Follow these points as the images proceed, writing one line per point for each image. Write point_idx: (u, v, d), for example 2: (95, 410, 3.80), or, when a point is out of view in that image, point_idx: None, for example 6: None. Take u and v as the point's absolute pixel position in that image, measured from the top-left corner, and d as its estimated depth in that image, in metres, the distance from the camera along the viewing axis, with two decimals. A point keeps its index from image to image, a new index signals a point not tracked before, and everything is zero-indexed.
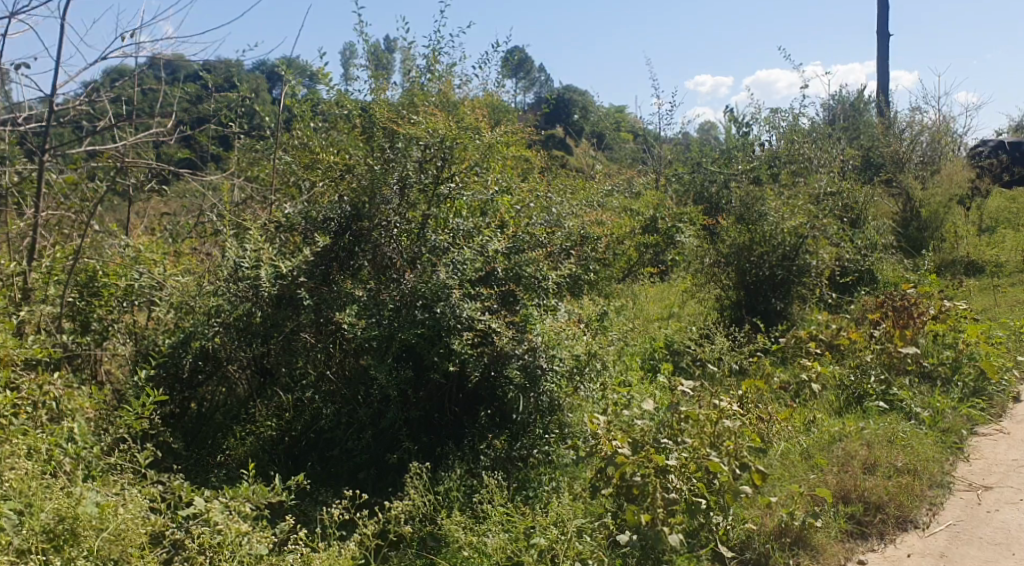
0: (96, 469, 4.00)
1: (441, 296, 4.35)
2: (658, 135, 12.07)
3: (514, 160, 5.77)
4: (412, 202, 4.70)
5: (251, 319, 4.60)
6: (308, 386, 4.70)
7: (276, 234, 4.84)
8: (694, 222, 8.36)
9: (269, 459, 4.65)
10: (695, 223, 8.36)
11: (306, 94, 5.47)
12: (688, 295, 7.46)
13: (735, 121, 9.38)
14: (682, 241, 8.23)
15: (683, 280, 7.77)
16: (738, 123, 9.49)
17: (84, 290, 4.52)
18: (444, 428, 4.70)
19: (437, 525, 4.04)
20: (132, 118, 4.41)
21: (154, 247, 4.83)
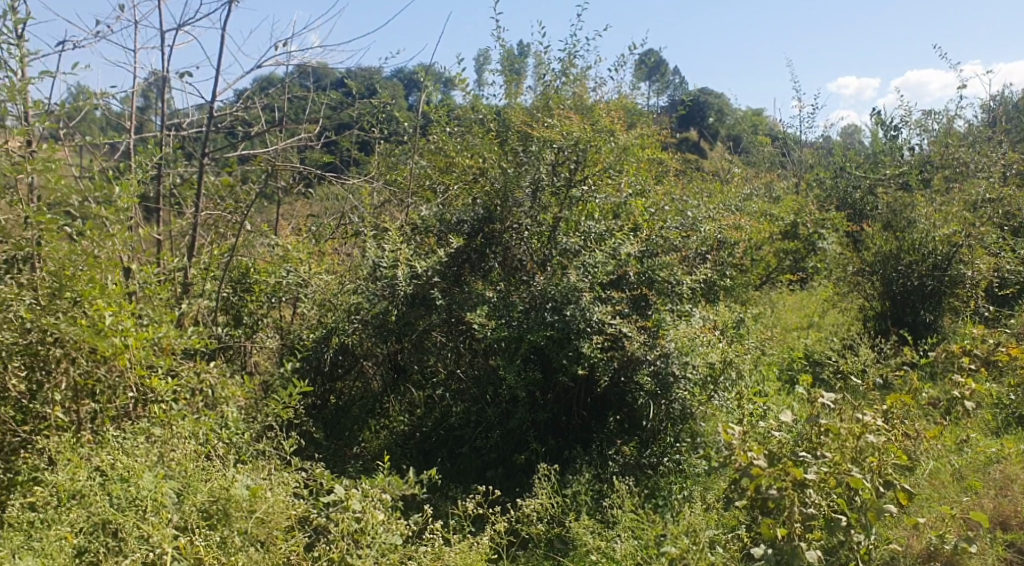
0: (246, 455, 4.26)
1: (571, 299, 4.34)
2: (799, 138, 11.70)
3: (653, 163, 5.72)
4: (545, 205, 4.73)
5: (386, 317, 4.77)
6: (438, 384, 4.86)
7: (412, 235, 4.98)
8: (839, 228, 7.79)
9: (402, 453, 4.81)
10: (840, 229, 7.79)
11: (442, 100, 5.62)
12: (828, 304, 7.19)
13: (882, 124, 8.97)
14: (824, 249, 7.66)
15: (824, 290, 7.64)
16: (886, 126, 9.07)
17: (237, 286, 4.89)
18: (572, 431, 4.70)
19: (565, 527, 4.04)
20: (283, 124, 4.67)
21: (301, 247, 5.07)
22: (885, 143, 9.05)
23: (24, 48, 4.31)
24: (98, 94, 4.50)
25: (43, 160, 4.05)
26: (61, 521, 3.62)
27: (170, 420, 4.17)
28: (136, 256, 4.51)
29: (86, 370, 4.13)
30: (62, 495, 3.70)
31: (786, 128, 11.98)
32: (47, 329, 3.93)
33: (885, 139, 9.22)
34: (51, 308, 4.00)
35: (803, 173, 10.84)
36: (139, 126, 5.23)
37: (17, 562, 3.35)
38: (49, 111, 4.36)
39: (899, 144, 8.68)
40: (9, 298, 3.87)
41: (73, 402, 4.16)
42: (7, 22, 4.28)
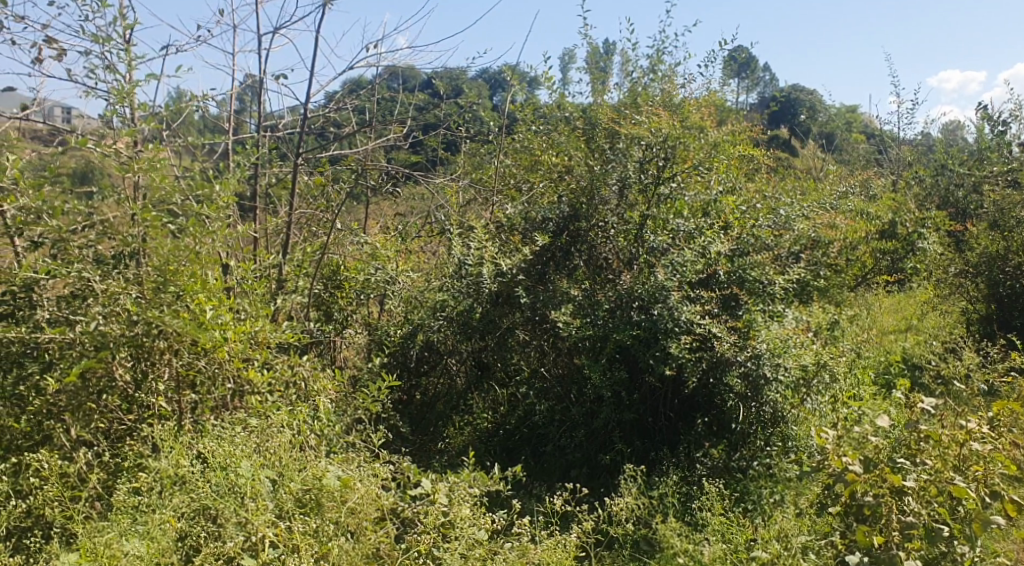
0: (336, 446, 4.39)
1: (659, 298, 4.30)
2: (896, 135, 11.31)
3: (745, 160, 5.63)
4: (631, 203, 4.73)
5: (471, 314, 4.81)
6: (522, 382, 4.88)
7: (497, 233, 5.03)
8: (941, 227, 7.73)
9: (486, 449, 4.83)
10: (941, 229, 7.74)
11: (526, 99, 5.60)
12: (928, 306, 6.90)
13: (988, 119, 8.60)
14: (927, 249, 7.58)
15: (924, 291, 7.37)
16: (993, 121, 8.67)
17: (329, 282, 5.00)
18: (659, 433, 4.65)
19: (652, 529, 3.98)
20: (373, 125, 4.77)
21: (389, 245, 5.19)
22: (993, 140, 8.70)
23: (132, 54, 4.51)
24: (199, 97, 4.68)
25: (149, 160, 4.24)
26: (164, 505, 3.77)
27: (266, 411, 4.35)
28: (234, 253, 4.68)
29: (187, 361, 4.32)
30: (166, 481, 3.88)
31: (881, 124, 11.60)
32: (153, 321, 4.11)
33: (992, 135, 8.85)
34: (156, 301, 4.18)
35: (901, 171, 10.47)
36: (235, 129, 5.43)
37: (125, 544, 3.51)
38: (154, 114, 4.56)
39: (1008, 142, 8.38)
40: (118, 292, 4.09)
41: (175, 391, 4.35)
42: (116, 29, 4.48)
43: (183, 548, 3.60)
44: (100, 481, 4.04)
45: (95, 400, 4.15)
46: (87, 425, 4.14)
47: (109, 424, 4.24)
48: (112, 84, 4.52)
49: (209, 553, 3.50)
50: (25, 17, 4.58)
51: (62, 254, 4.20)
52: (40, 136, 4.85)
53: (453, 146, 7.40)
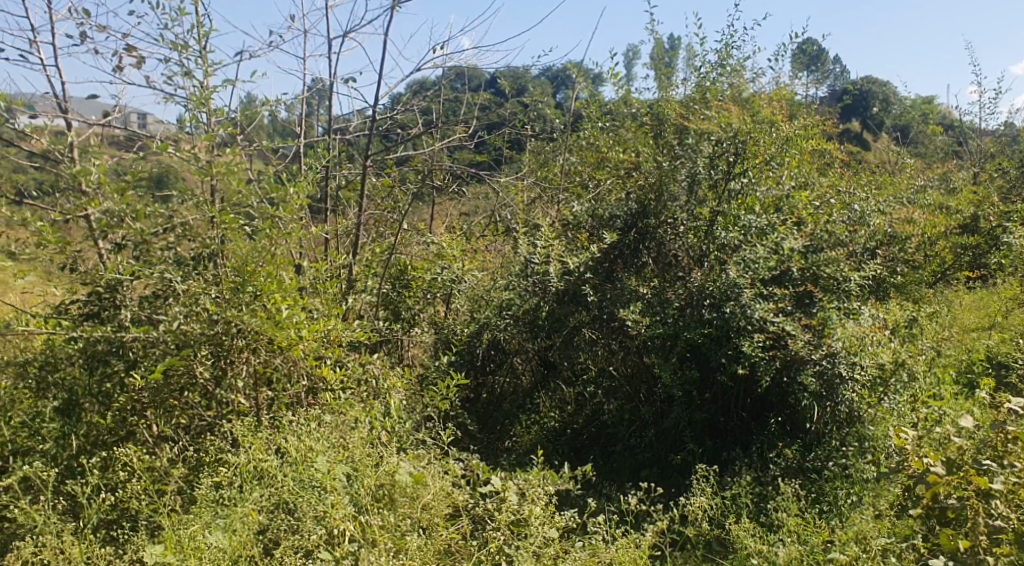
0: (407, 443, 4.45)
1: (731, 296, 4.27)
2: (975, 126, 10.94)
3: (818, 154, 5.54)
4: (701, 198, 4.73)
5: (537, 314, 4.82)
6: (590, 381, 4.92)
7: (563, 231, 5.03)
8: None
9: (553, 449, 4.82)
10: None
11: (590, 97, 5.59)
12: (1013, 302, 6.66)
13: None
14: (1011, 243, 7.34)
15: (1008, 287, 7.11)
16: None
17: (397, 282, 5.14)
18: (731, 433, 4.59)
19: (725, 530, 3.93)
20: (439, 126, 4.81)
21: (455, 244, 5.28)
22: None
23: (208, 60, 4.63)
24: (272, 102, 4.80)
25: (227, 164, 4.38)
26: (245, 499, 3.90)
27: (339, 408, 4.48)
28: (306, 253, 4.81)
29: (264, 358, 4.46)
30: (246, 475, 4.01)
31: (958, 114, 11.23)
32: (232, 321, 4.26)
33: None
34: (234, 301, 4.35)
35: (982, 163, 10.11)
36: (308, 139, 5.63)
37: (209, 536, 3.63)
38: (230, 119, 4.68)
39: None
40: (198, 291, 4.28)
41: (252, 388, 4.49)
42: (194, 36, 4.60)
43: (263, 541, 3.72)
44: (182, 475, 4.15)
45: (178, 396, 4.36)
46: (168, 422, 4.34)
47: (190, 420, 4.42)
48: (190, 90, 4.65)
49: (290, 546, 3.63)
50: (107, 26, 4.74)
51: (145, 256, 4.44)
52: (119, 142, 5.01)
53: (518, 144, 7.43)
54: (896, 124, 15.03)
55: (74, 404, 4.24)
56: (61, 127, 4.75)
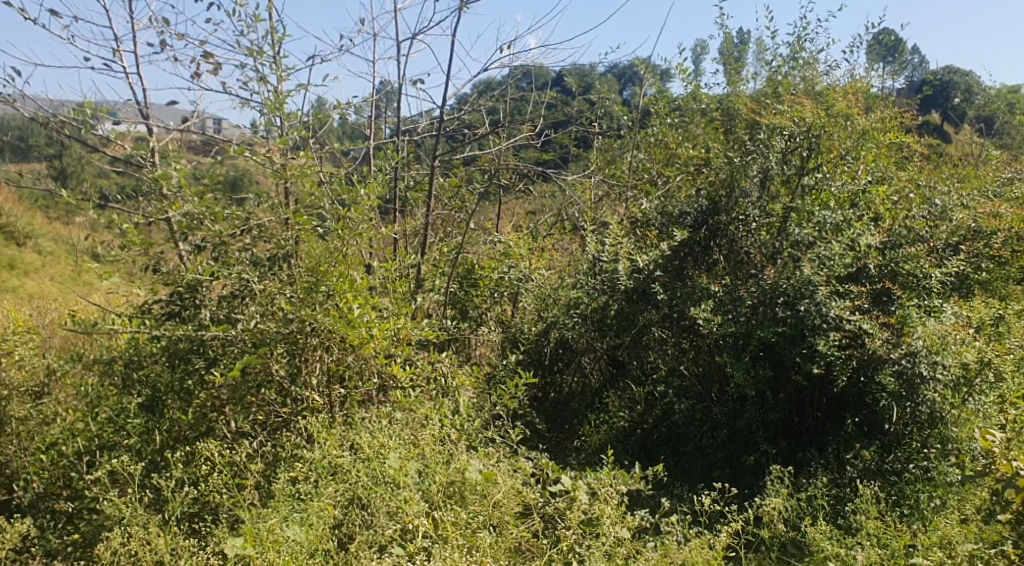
0: (477, 441, 4.48)
1: (806, 294, 4.20)
2: None
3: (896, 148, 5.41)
4: (774, 194, 4.66)
5: (607, 311, 4.85)
6: (659, 380, 4.88)
7: (632, 229, 5.02)
8: None
9: (623, 449, 4.78)
10: None
11: (658, 93, 5.56)
12: None
13: None
14: None
15: None
16: None
17: (464, 281, 5.20)
18: (805, 433, 4.51)
19: (801, 532, 3.86)
20: (506, 125, 4.85)
21: (523, 243, 5.32)
22: None
23: (282, 66, 4.74)
24: (343, 105, 4.90)
25: (301, 167, 4.51)
26: (319, 493, 3.96)
27: (409, 405, 4.53)
28: (376, 253, 4.89)
29: (337, 357, 4.58)
30: (321, 470, 4.09)
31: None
32: (306, 319, 4.38)
33: None
34: (308, 300, 4.47)
35: None
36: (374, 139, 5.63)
37: (286, 530, 3.71)
38: (303, 123, 4.79)
39: None
40: (274, 291, 4.46)
41: (326, 386, 4.59)
42: (269, 43, 4.72)
43: (338, 536, 3.80)
44: (260, 470, 4.26)
45: (255, 393, 4.48)
46: (246, 417, 4.49)
47: (266, 416, 4.55)
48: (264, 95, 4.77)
49: (364, 541, 3.71)
50: (185, 34, 4.90)
51: (223, 256, 4.60)
52: (196, 147, 5.18)
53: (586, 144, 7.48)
54: (974, 115, 14.50)
55: (158, 400, 4.49)
56: (142, 132, 4.94)
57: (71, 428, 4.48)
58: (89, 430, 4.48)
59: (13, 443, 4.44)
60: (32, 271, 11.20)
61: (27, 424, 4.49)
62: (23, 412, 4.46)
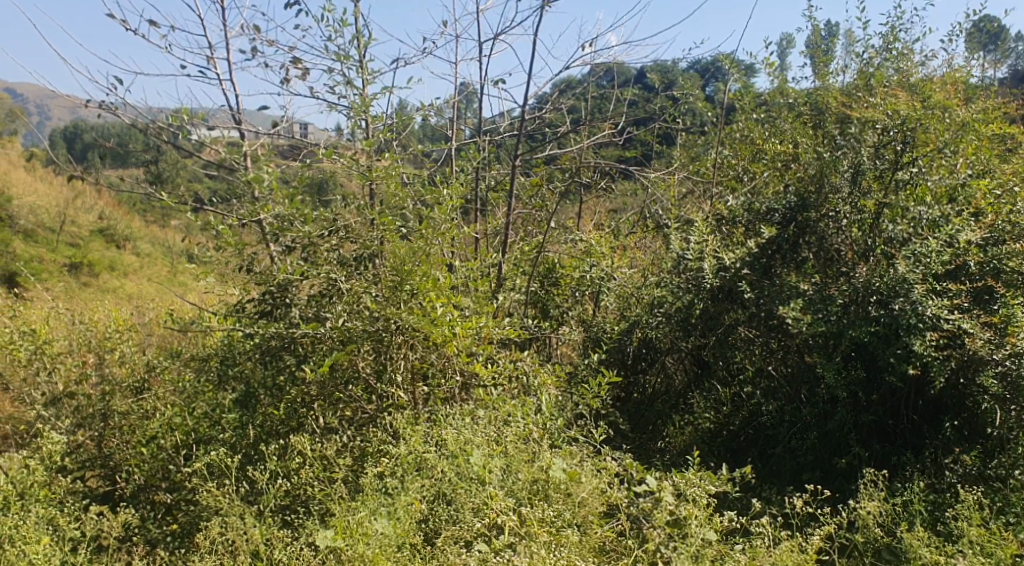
0: (560, 440, 4.47)
1: (900, 292, 4.08)
2: None
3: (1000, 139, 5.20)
4: (865, 191, 4.51)
5: (691, 310, 4.77)
6: (746, 381, 4.78)
7: (718, 226, 4.99)
8: None
9: (709, 451, 4.74)
10: None
11: (743, 89, 5.50)
12: None
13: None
14: None
15: None
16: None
17: (545, 280, 5.24)
18: (901, 436, 4.37)
19: (897, 538, 3.73)
20: (586, 123, 4.85)
21: (604, 241, 5.31)
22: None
23: (368, 69, 4.84)
24: (426, 107, 4.98)
25: (386, 168, 4.59)
26: (406, 489, 4.03)
27: (492, 402, 4.57)
28: (459, 252, 4.95)
29: (421, 354, 4.68)
30: (407, 466, 4.16)
31: None
32: (391, 318, 4.53)
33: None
34: (394, 299, 4.61)
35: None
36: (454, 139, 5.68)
37: (375, 523, 3.79)
38: (388, 125, 4.88)
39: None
40: (360, 290, 4.58)
41: (410, 383, 4.69)
42: (355, 47, 4.82)
43: (425, 531, 3.87)
44: (349, 465, 4.37)
45: (343, 389, 4.65)
46: (334, 414, 4.65)
47: (352, 412, 4.70)
48: (351, 99, 4.88)
49: (450, 536, 3.77)
50: (275, 41, 5.04)
51: (313, 256, 4.77)
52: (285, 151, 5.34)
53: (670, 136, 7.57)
54: None
55: (251, 395, 4.71)
56: (234, 137, 5.13)
57: (168, 422, 4.64)
58: (185, 424, 4.66)
59: (116, 436, 4.66)
60: (131, 272, 11.74)
61: (129, 418, 4.68)
62: (123, 407, 4.68)
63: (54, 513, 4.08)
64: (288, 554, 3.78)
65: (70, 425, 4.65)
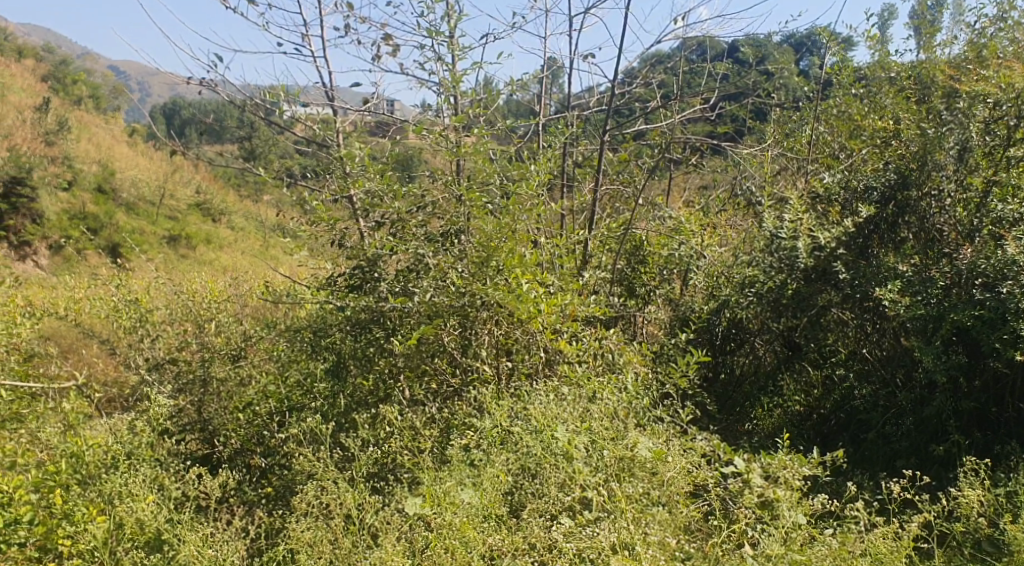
0: (646, 419, 4.44)
1: (1009, 275, 3.94)
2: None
3: None
4: (972, 167, 4.40)
5: (783, 291, 4.65)
6: (840, 364, 4.75)
7: (813, 205, 4.88)
8: None
9: (799, 434, 4.70)
10: None
11: (840, 62, 5.42)
12: None
13: None
14: None
15: None
16: None
17: (631, 258, 5.21)
18: (1005, 425, 4.20)
19: (999, 530, 3.60)
20: (678, 97, 4.80)
21: (694, 219, 5.25)
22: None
23: (458, 45, 4.86)
24: (517, 82, 4.98)
25: (475, 144, 4.64)
26: (492, 461, 4.10)
27: (577, 380, 4.55)
28: (546, 229, 4.98)
29: (506, 330, 4.72)
30: (493, 438, 4.23)
31: None
32: (477, 293, 4.56)
33: None
34: (480, 274, 4.66)
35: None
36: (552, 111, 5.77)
37: (461, 493, 3.88)
38: (478, 100, 4.90)
39: None
40: (447, 266, 4.69)
41: (495, 357, 4.77)
42: (446, 23, 4.84)
43: (511, 502, 3.94)
44: (436, 437, 4.46)
45: (429, 361, 4.77)
46: (422, 385, 4.80)
47: (439, 385, 4.80)
48: (442, 75, 4.91)
49: (535, 509, 3.81)
50: (367, 17, 5.09)
51: (401, 232, 4.88)
52: (377, 128, 5.44)
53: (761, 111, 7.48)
54: None
55: (341, 365, 4.89)
56: (328, 114, 5.24)
57: (264, 390, 4.85)
58: (279, 392, 4.86)
59: (215, 402, 4.83)
60: (227, 246, 12.15)
61: (227, 385, 4.87)
62: (223, 374, 4.86)
63: (159, 473, 4.28)
64: (379, 519, 3.91)
65: (173, 390, 4.80)
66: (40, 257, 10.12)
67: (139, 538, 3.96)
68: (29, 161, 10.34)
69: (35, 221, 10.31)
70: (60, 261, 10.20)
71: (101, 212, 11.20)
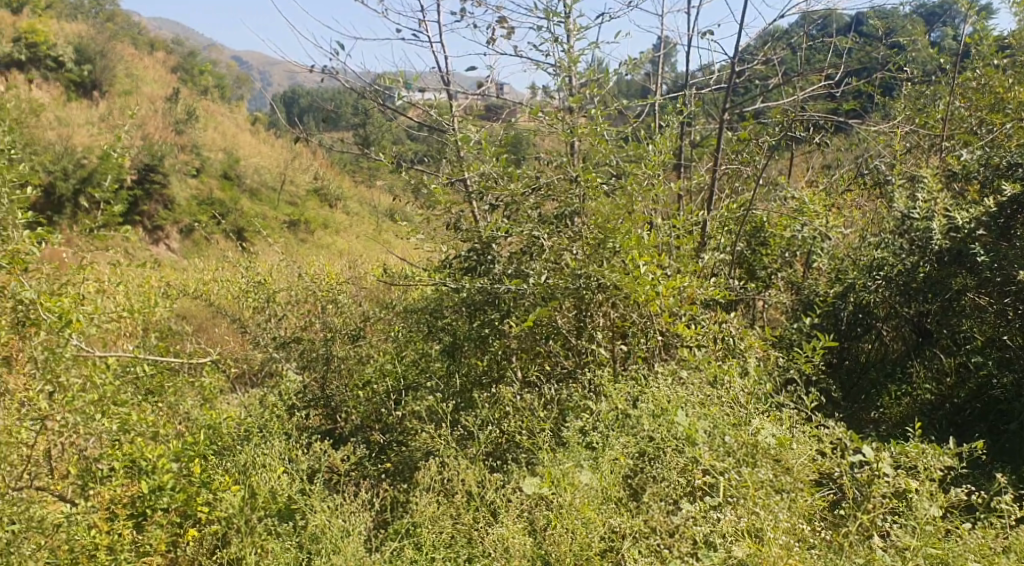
0: (768, 405, 4.35)
1: None
2: None
3: None
4: None
5: (914, 275, 4.53)
6: (975, 351, 4.44)
7: (949, 182, 4.79)
8: None
9: (930, 423, 4.46)
10: None
11: (982, 32, 5.17)
12: None
13: None
14: None
15: None
16: None
17: (753, 240, 5.15)
18: None
19: None
20: (801, 73, 4.63)
21: (819, 200, 5.10)
22: None
23: (575, 25, 4.82)
24: (634, 62, 4.90)
25: (591, 125, 4.61)
26: (611, 443, 4.08)
27: (696, 364, 4.49)
28: (660, 209, 4.86)
29: (622, 313, 4.69)
30: (611, 421, 4.21)
31: None
32: (593, 275, 4.49)
33: None
34: (597, 256, 4.61)
35: None
36: (669, 91, 5.69)
37: (581, 474, 3.86)
38: (595, 80, 4.86)
39: None
40: (562, 247, 4.67)
41: (611, 340, 4.76)
42: (563, 3, 4.81)
43: (631, 484, 3.93)
44: (554, 418, 4.48)
45: (542, 344, 4.80)
46: (535, 367, 4.84)
47: (552, 366, 4.84)
48: (558, 56, 4.89)
49: (654, 493, 3.77)
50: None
51: (516, 214, 4.88)
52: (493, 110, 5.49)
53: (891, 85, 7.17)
54: None
55: (457, 345, 4.98)
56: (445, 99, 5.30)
57: (382, 368, 4.98)
58: (395, 370, 4.97)
59: (337, 379, 5.00)
60: (343, 230, 12.61)
61: (348, 363, 5.05)
62: (343, 352, 5.05)
63: (289, 446, 4.46)
64: (501, 496, 3.97)
65: (298, 366, 5.02)
66: (172, 240, 10.74)
67: (271, 507, 4.12)
68: (161, 149, 10.93)
69: (167, 207, 10.90)
70: (190, 244, 10.82)
71: (227, 198, 11.81)
